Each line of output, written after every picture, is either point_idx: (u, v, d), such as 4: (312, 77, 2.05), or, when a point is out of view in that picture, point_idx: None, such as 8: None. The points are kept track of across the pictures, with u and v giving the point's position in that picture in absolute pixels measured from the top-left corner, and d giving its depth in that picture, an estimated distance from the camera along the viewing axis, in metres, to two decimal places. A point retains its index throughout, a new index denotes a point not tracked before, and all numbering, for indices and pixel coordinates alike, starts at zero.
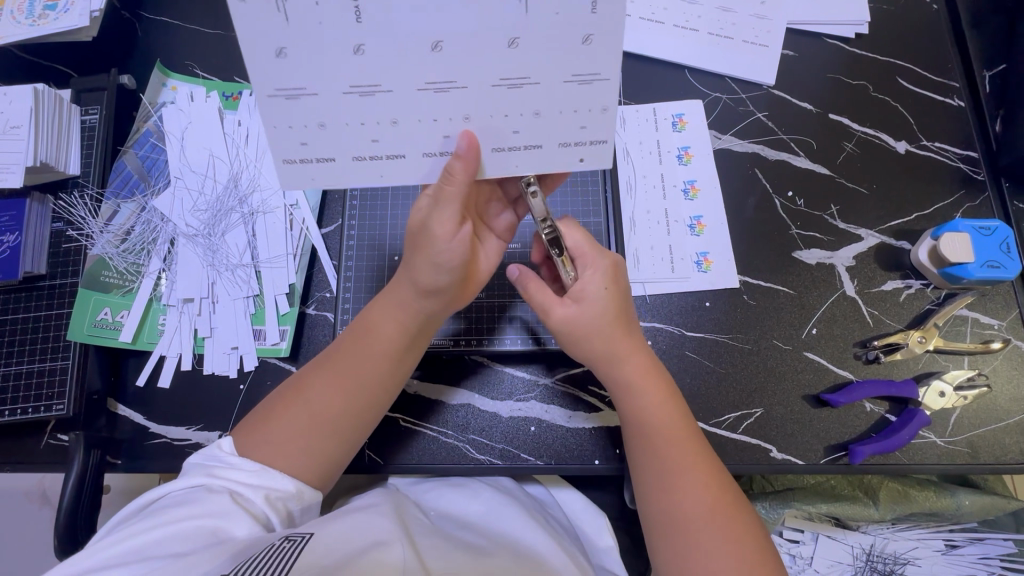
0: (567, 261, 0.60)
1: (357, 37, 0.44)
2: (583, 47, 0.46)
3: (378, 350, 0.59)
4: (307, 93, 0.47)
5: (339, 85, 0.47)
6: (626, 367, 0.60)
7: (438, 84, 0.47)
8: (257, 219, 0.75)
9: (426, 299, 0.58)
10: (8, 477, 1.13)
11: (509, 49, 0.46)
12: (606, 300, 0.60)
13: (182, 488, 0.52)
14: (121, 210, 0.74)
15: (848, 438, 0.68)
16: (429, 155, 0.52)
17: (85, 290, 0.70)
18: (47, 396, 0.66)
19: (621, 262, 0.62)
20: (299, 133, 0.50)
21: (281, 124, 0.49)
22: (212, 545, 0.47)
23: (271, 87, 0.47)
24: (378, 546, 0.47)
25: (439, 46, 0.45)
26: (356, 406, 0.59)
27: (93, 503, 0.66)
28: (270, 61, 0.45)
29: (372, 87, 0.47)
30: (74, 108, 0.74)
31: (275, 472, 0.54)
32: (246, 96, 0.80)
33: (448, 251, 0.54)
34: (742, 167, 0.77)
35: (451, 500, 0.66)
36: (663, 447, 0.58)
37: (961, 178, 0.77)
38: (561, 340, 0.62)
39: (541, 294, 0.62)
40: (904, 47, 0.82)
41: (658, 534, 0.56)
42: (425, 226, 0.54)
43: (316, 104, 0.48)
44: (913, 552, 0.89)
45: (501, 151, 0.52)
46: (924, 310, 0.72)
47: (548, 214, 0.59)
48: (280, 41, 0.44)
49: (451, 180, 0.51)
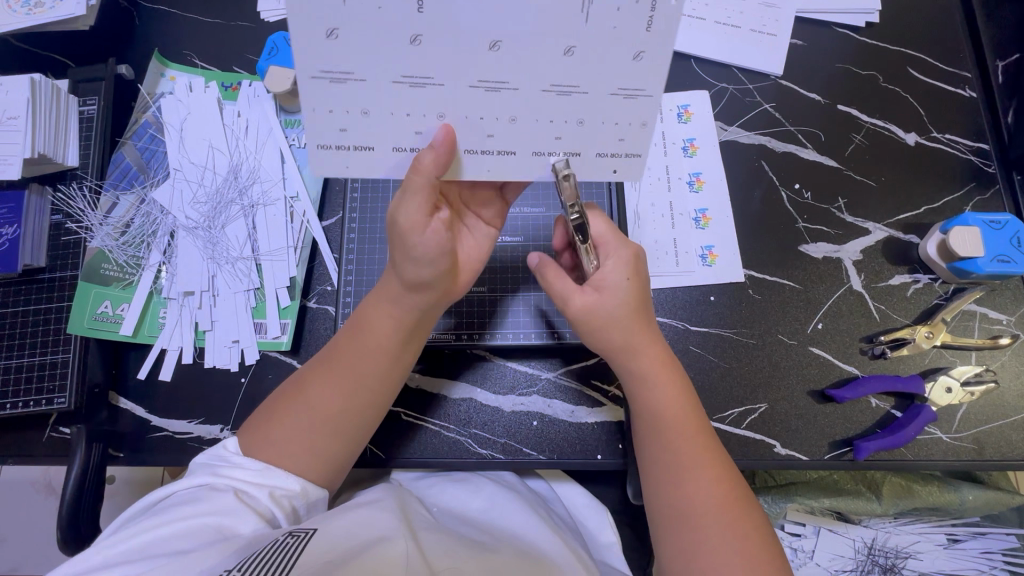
0: (589, 249, 0.59)
1: (415, 29, 0.43)
2: (633, 63, 0.46)
3: (373, 346, 0.58)
4: (355, 79, 0.46)
5: (388, 75, 0.46)
6: (643, 360, 0.59)
7: (490, 82, 0.47)
8: (257, 212, 0.74)
9: (411, 295, 0.56)
10: (16, 468, 1.14)
11: (566, 58, 0.46)
12: (625, 291, 0.58)
13: (188, 488, 0.52)
14: (120, 202, 0.74)
15: (852, 433, 0.68)
16: (473, 152, 0.51)
17: (85, 283, 0.70)
18: (49, 390, 0.66)
19: (642, 252, 0.61)
20: (338, 118, 0.48)
21: (321, 108, 0.47)
22: (215, 542, 0.46)
23: (316, 69, 0.45)
24: (380, 542, 0.47)
25: (497, 46, 0.44)
26: (357, 403, 0.58)
27: (95, 497, 0.66)
28: (320, 42, 0.44)
29: (424, 80, 0.46)
30: (72, 99, 0.73)
31: (278, 471, 0.54)
32: (245, 86, 0.79)
33: (425, 245, 0.52)
34: (749, 159, 0.76)
35: (453, 495, 0.66)
36: (673, 441, 0.58)
37: (971, 171, 0.76)
38: (580, 332, 0.61)
39: (562, 281, 0.61)
40: (916, 36, 0.80)
41: (664, 527, 0.56)
42: (396, 221, 0.52)
43: (361, 89, 0.47)
44: (915, 546, 0.89)
45: (537, 155, 0.52)
46: (932, 305, 0.71)
47: (577, 200, 0.55)
48: (334, 22, 0.43)
49: (418, 171, 0.49)
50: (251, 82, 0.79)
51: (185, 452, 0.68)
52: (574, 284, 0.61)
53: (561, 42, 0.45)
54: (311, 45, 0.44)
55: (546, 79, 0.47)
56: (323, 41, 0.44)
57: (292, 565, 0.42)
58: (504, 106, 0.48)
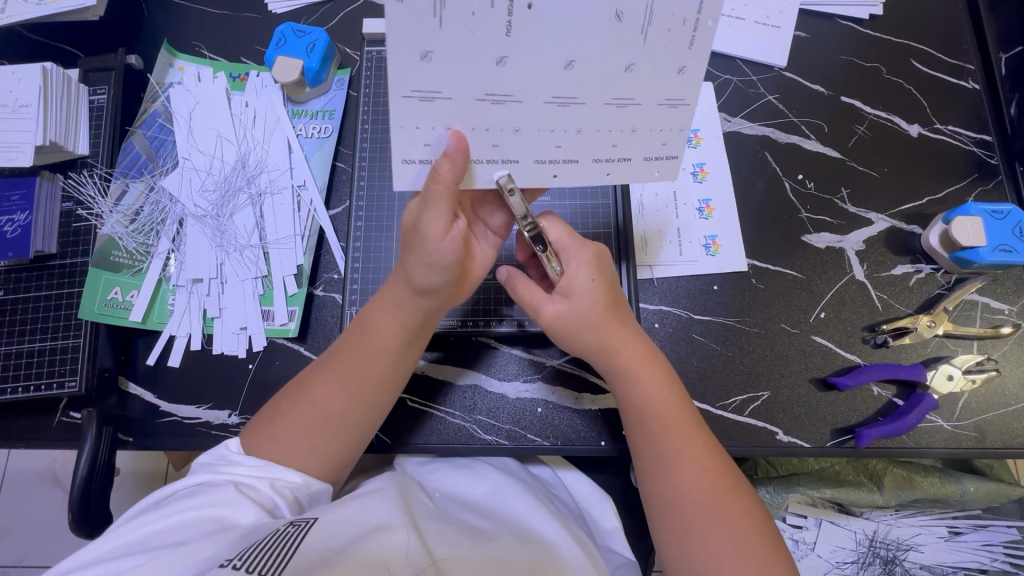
0: (552, 256, 0.60)
1: (501, 49, 0.45)
2: (677, 77, 0.49)
3: (378, 346, 0.59)
4: (443, 97, 0.47)
5: (473, 91, 0.47)
6: (620, 356, 0.60)
7: (563, 97, 0.49)
8: (265, 200, 0.75)
9: (421, 299, 0.57)
10: (25, 459, 1.17)
11: (624, 75, 0.48)
12: (594, 291, 0.60)
13: (189, 486, 0.53)
14: (130, 189, 0.74)
15: (855, 422, 0.68)
16: (542, 162, 0.53)
17: (96, 269, 0.71)
18: (59, 373, 0.67)
19: (603, 252, 0.63)
20: (425, 134, 0.49)
21: (409, 125, 0.48)
22: (214, 533, 0.47)
23: (407, 88, 0.46)
24: (381, 531, 0.47)
25: (572, 65, 0.47)
26: (360, 402, 0.59)
27: (105, 480, 0.66)
28: (413, 64, 0.45)
29: (506, 96, 0.48)
30: (83, 88, 0.74)
31: (282, 467, 0.55)
32: (253, 76, 0.79)
33: (441, 252, 0.52)
34: (754, 149, 0.77)
35: (456, 482, 0.67)
36: (659, 435, 0.58)
37: (974, 163, 0.76)
38: (556, 337, 0.62)
39: (530, 293, 0.62)
40: (920, 29, 0.81)
41: (659, 518, 0.57)
42: (418, 227, 0.52)
43: (449, 108, 0.48)
44: (916, 539, 0.90)
45: (599, 164, 0.54)
46: (935, 295, 0.72)
47: (529, 211, 0.56)
48: (428, 44, 0.44)
49: (439, 181, 0.49)
50: (259, 72, 0.79)
51: (193, 437, 0.69)
52: (542, 292, 0.62)
53: (620, 61, 0.47)
54: (403, 64, 0.45)
55: (608, 94, 0.49)
56: (416, 62, 0.45)
57: (287, 563, 0.42)
58: (571, 121, 0.50)
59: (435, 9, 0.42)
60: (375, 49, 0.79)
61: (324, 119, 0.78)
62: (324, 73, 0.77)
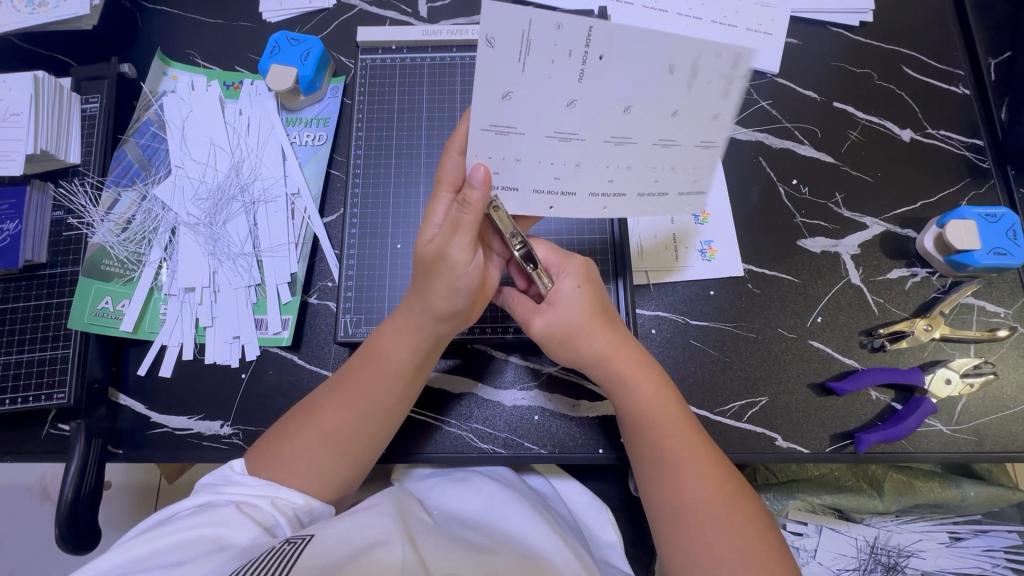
0: (541, 272, 0.61)
1: (572, 94, 0.48)
2: (711, 122, 0.51)
3: (390, 370, 0.59)
4: (516, 131, 0.50)
5: (543, 130, 0.50)
6: (617, 365, 0.60)
7: (623, 136, 0.51)
8: (258, 208, 0.74)
9: (440, 321, 0.58)
10: (11, 474, 1.14)
11: (671, 120, 0.50)
12: (582, 302, 0.61)
13: (187, 506, 0.52)
14: (122, 198, 0.74)
15: (854, 426, 0.68)
16: (596, 195, 0.57)
17: (86, 279, 0.70)
18: (48, 385, 0.66)
19: (591, 265, 0.65)
20: (495, 163, 0.52)
21: (484, 156, 0.51)
22: (211, 553, 0.46)
23: (485, 122, 0.49)
24: (379, 544, 0.46)
25: (630, 109, 0.49)
26: (370, 425, 0.58)
27: (93, 492, 0.65)
28: (495, 104, 0.48)
29: (572, 133, 0.51)
30: (75, 97, 0.74)
31: (287, 488, 0.54)
32: (246, 85, 0.79)
33: (467, 276, 0.55)
34: (747, 155, 0.77)
35: (452, 495, 0.65)
36: (659, 442, 0.58)
37: (966, 166, 0.77)
38: (550, 350, 0.63)
39: (522, 308, 0.63)
40: (910, 35, 0.81)
41: (661, 526, 0.56)
42: (442, 254, 0.53)
43: (519, 141, 0.51)
44: (917, 544, 0.88)
45: (643, 198, 0.58)
46: (930, 298, 0.72)
47: (517, 230, 0.58)
48: (509, 85, 0.47)
49: (469, 208, 0.51)
50: (253, 81, 0.79)
51: (185, 448, 0.68)
52: (533, 305, 0.63)
53: (668, 109, 0.49)
54: (484, 103, 0.47)
55: (655, 135, 0.51)
56: (497, 102, 0.48)
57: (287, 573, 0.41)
58: (624, 158, 0.53)
59: (521, 54, 0.45)
60: (369, 58, 0.79)
61: (318, 127, 0.78)
62: (319, 81, 0.78)
